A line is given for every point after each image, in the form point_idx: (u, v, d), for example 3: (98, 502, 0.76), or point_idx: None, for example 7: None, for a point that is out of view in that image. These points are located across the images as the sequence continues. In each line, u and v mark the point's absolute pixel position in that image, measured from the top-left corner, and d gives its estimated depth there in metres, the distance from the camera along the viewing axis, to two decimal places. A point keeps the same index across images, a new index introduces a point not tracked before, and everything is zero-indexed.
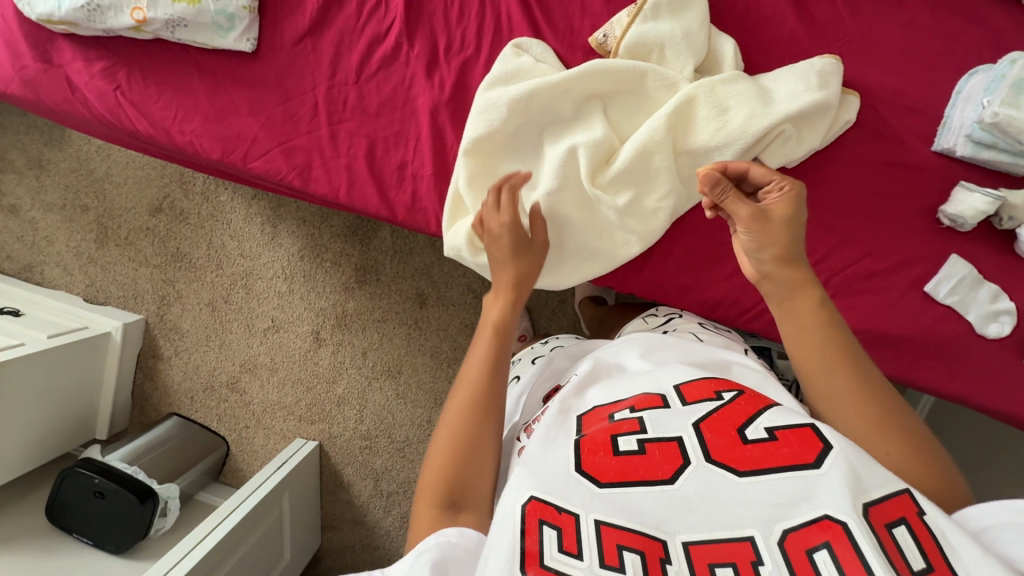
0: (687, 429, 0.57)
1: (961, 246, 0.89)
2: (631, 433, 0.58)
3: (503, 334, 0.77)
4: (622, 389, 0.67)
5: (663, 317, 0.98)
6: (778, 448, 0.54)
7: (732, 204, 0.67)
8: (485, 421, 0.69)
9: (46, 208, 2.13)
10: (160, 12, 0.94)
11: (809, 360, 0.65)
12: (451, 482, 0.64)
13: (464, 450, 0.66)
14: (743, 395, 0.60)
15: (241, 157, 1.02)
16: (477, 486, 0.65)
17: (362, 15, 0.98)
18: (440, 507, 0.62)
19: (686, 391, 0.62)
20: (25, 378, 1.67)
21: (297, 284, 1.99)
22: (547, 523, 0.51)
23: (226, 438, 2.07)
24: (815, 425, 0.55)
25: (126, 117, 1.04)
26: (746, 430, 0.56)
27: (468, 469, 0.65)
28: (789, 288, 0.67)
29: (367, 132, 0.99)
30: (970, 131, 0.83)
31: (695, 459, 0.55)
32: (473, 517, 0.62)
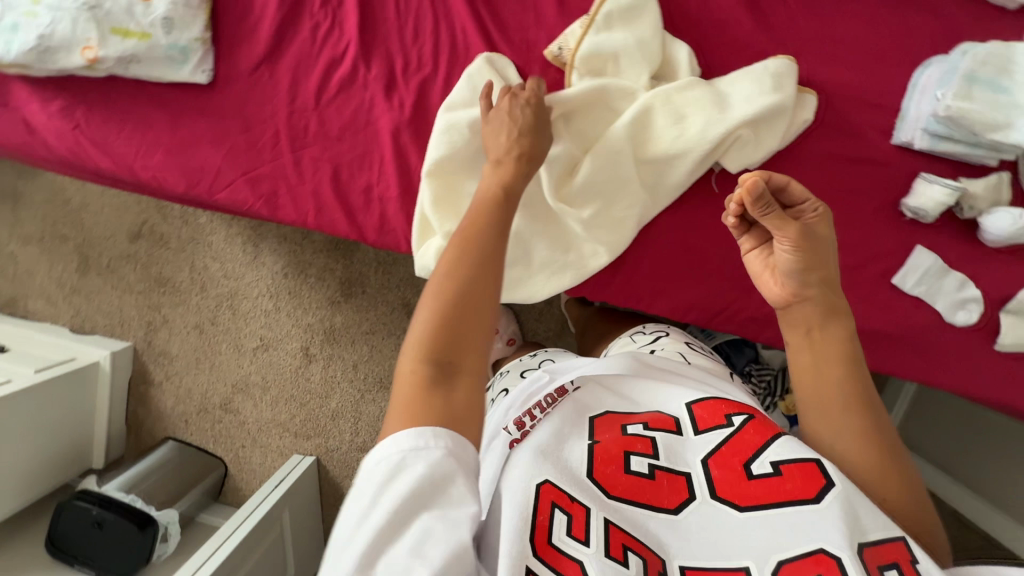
0: (695, 465, 0.57)
1: (926, 237, 0.90)
2: (644, 455, 0.58)
3: (504, 202, 0.71)
4: (635, 398, 0.66)
5: (650, 335, 0.99)
6: (782, 484, 0.54)
7: (772, 222, 0.61)
8: (489, 279, 0.61)
9: (25, 241, 2.12)
10: (112, 50, 0.93)
11: (823, 396, 0.62)
12: (448, 341, 0.56)
13: (461, 306, 0.58)
14: (752, 422, 0.59)
15: (207, 189, 1.01)
16: (472, 349, 0.56)
17: (317, 40, 0.97)
18: (432, 373, 0.54)
19: (698, 414, 0.62)
20: (14, 415, 1.67)
21: (282, 301, 1.99)
22: (559, 507, 0.53)
23: (224, 458, 2.06)
24: (821, 461, 0.55)
25: (88, 155, 1.03)
26: (751, 465, 0.56)
27: (467, 329, 0.57)
28: (823, 316, 0.64)
29: (330, 157, 0.98)
30: (927, 124, 0.84)
31: (701, 494, 0.55)
32: (469, 384, 0.54)
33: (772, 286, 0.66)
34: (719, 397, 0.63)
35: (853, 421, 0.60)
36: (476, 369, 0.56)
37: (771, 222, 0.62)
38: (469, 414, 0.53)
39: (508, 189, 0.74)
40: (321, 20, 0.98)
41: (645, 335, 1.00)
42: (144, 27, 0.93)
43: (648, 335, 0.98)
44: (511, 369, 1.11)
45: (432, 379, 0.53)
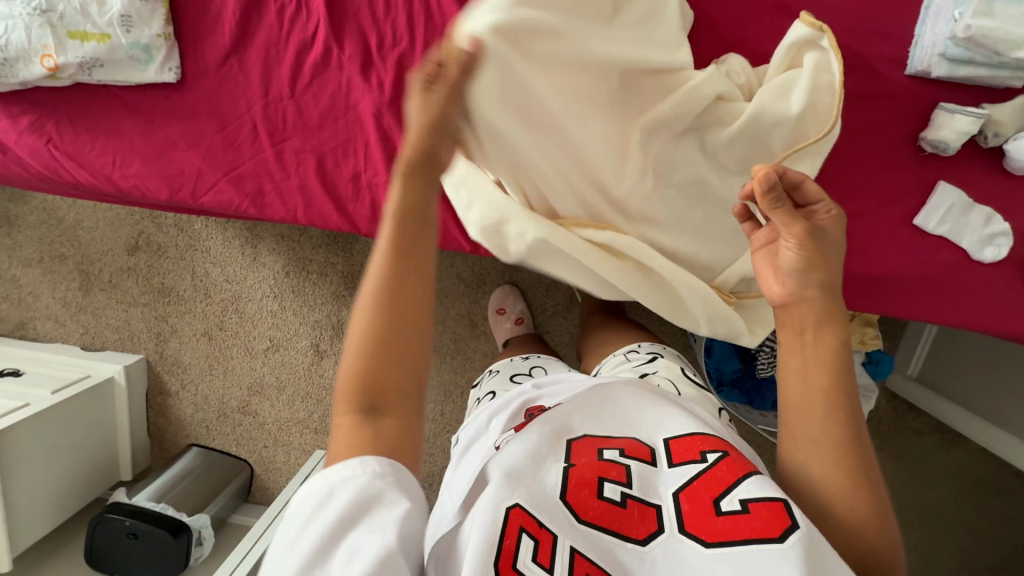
0: (666, 497, 0.57)
1: (947, 172, 0.85)
2: (617, 483, 0.59)
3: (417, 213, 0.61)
4: (614, 422, 0.66)
5: (645, 356, 1.07)
6: (748, 522, 0.53)
7: (783, 216, 0.62)
8: (403, 303, 0.59)
9: (25, 264, 2.11)
10: (71, 55, 0.88)
11: (807, 404, 0.61)
12: (370, 386, 0.57)
13: (376, 358, 0.57)
14: (727, 458, 0.59)
15: (190, 194, 0.98)
16: (393, 383, 0.58)
17: (284, 23, 0.91)
18: (360, 413, 0.56)
19: (674, 448, 0.62)
20: (34, 438, 1.68)
21: (287, 300, 1.97)
22: (526, 532, 0.54)
23: (248, 460, 2.08)
24: (788, 503, 0.54)
25: (65, 169, 0.99)
26: (721, 501, 0.55)
27: (385, 369, 0.57)
28: (821, 320, 0.63)
29: (313, 147, 0.95)
30: (944, 49, 0.78)
31: (669, 528, 0.55)
32: (396, 419, 0.57)
33: (771, 285, 0.65)
34: (700, 431, 0.62)
35: (828, 438, 0.59)
36: (405, 407, 0.58)
37: (779, 217, 0.62)
38: (404, 445, 0.57)
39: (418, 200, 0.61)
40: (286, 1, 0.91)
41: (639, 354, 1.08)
42: (102, 27, 0.87)
43: (643, 356, 1.06)
44: (500, 369, 1.13)
45: (358, 428, 0.56)
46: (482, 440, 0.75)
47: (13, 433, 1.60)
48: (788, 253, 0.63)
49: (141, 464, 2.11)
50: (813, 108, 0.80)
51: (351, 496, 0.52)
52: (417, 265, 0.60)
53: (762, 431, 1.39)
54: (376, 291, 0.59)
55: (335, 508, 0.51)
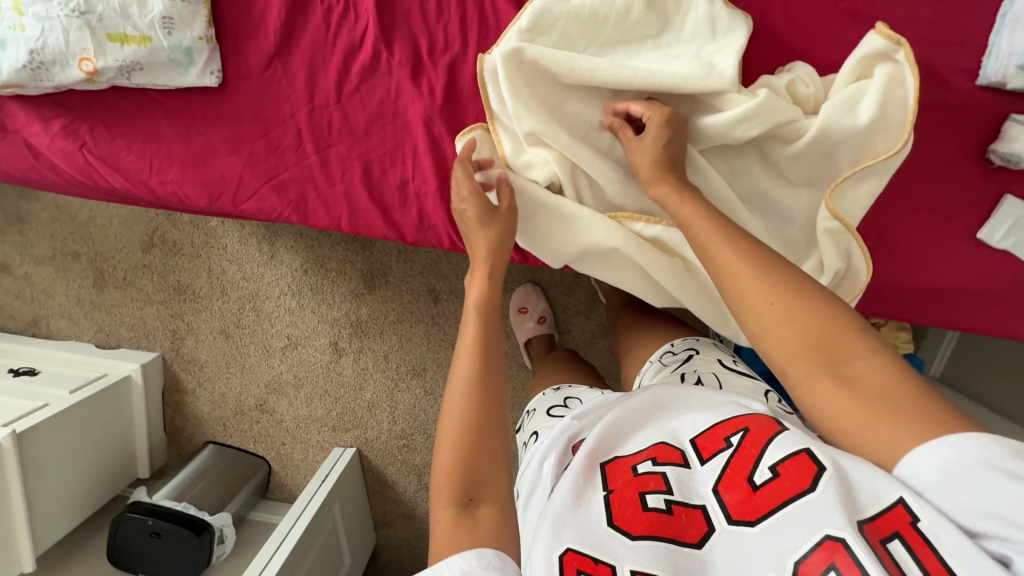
0: (708, 496, 0.55)
1: (1015, 185, 0.83)
2: (658, 491, 0.56)
3: (488, 311, 0.76)
4: (642, 434, 0.64)
5: (680, 355, 1.04)
6: (782, 486, 0.51)
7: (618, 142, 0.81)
8: (489, 387, 0.69)
9: (37, 261, 2.07)
10: (111, 59, 0.84)
11: (699, 246, 0.68)
12: (467, 474, 0.62)
13: (470, 452, 0.63)
14: (749, 435, 0.56)
15: (231, 200, 0.96)
16: (487, 474, 0.62)
17: (331, 26, 0.87)
18: (457, 507, 0.60)
19: (701, 444, 0.59)
20: (53, 439, 1.66)
21: (306, 298, 1.94)
22: (585, 573, 0.51)
23: (266, 458, 2.07)
24: (812, 448, 0.52)
25: (101, 175, 0.96)
26: (753, 476, 0.53)
27: (479, 455, 0.64)
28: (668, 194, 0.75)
29: (359, 154, 0.92)
30: (1023, 60, 0.75)
31: (719, 525, 0.53)
32: (492, 505, 0.60)
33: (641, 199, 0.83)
34: (718, 420, 0.61)
35: (733, 264, 0.64)
36: (498, 492, 0.62)
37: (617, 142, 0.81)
38: (502, 528, 0.59)
39: (486, 299, 0.77)
40: (333, 3, 0.87)
41: (674, 355, 1.05)
42: (142, 30, 0.83)
43: (677, 356, 1.04)
44: (537, 407, 1.12)
45: (456, 517, 0.59)
46: (539, 488, 0.71)
47: (32, 436, 1.58)
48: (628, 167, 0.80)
49: (159, 462, 2.11)
50: (882, 121, 0.77)
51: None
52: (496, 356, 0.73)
53: None
54: (467, 378, 0.69)
55: None
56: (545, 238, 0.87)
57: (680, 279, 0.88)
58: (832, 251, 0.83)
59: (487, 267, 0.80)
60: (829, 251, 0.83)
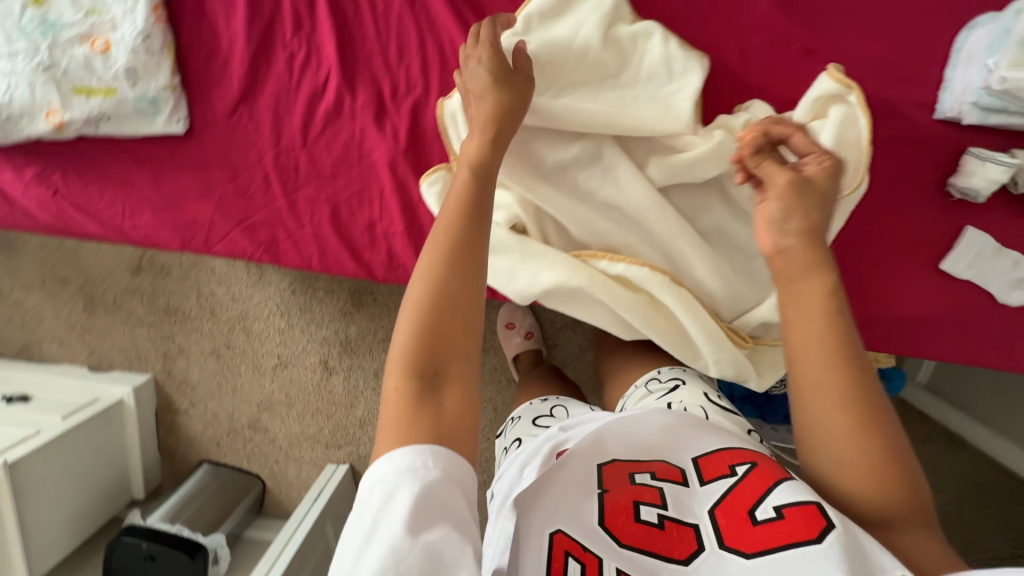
0: (702, 516, 0.57)
1: (976, 217, 0.83)
2: (653, 504, 0.59)
3: (481, 178, 0.68)
4: (642, 445, 0.65)
5: (665, 385, 0.88)
6: (784, 526, 0.53)
7: (769, 168, 0.69)
8: (468, 255, 0.63)
9: (28, 287, 2.08)
10: (77, 112, 0.85)
11: (805, 349, 0.62)
12: (433, 348, 0.58)
13: (441, 321, 0.59)
14: (756, 470, 0.60)
15: (203, 243, 0.96)
16: (455, 353, 0.59)
17: (294, 71, 0.88)
18: (421, 381, 0.57)
19: (704, 466, 0.62)
20: (45, 466, 1.67)
21: (295, 318, 1.94)
22: (572, 556, 0.55)
23: (260, 475, 2.05)
24: (822, 504, 0.55)
25: (74, 221, 0.97)
26: (755, 510, 0.56)
27: (449, 327, 0.59)
28: (801, 270, 0.64)
29: (327, 197, 0.93)
30: (976, 97, 0.76)
31: (710, 545, 0.55)
32: (457, 389, 0.57)
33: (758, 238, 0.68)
34: (726, 448, 0.64)
35: (839, 389, 0.60)
36: (464, 373, 0.58)
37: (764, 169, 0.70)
38: (461, 424, 0.56)
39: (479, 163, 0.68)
40: (295, 49, 0.88)
41: (659, 384, 0.88)
42: (107, 81, 0.84)
43: (664, 385, 0.87)
44: (522, 416, 1.11)
45: (418, 393, 0.56)
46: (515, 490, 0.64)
47: (21, 465, 1.59)
48: (770, 204, 0.67)
49: (153, 482, 2.10)
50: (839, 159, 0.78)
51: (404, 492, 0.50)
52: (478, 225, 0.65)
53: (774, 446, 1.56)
54: (442, 239, 0.63)
55: (403, 506, 0.50)
56: (513, 277, 0.87)
57: (647, 314, 0.87)
58: None
59: (484, 124, 0.70)
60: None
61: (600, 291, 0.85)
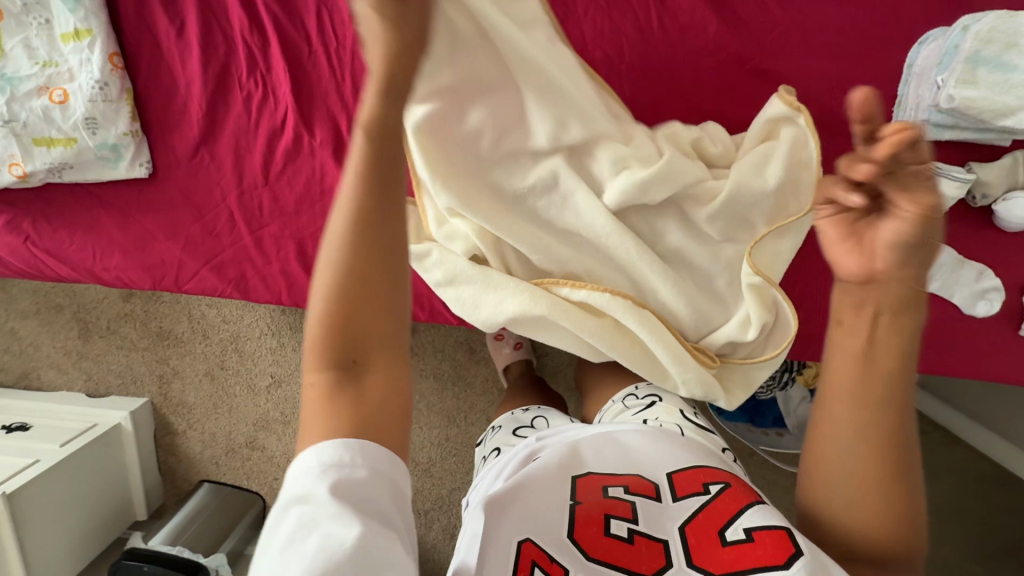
0: (672, 532, 0.57)
1: None
2: (624, 518, 0.58)
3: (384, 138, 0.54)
4: (622, 460, 0.65)
5: (642, 401, 0.86)
6: (753, 550, 0.53)
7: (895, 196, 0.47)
8: (381, 222, 0.53)
9: (21, 316, 2.00)
10: (39, 162, 0.87)
11: (852, 374, 0.52)
12: (347, 335, 0.52)
13: (350, 309, 0.52)
14: (730, 489, 0.59)
15: (173, 282, 0.97)
16: (371, 335, 0.53)
17: (252, 111, 0.89)
18: (338, 370, 0.52)
19: (678, 482, 0.61)
20: (41, 497, 1.58)
21: (284, 338, 1.86)
22: (539, 566, 0.54)
23: (259, 491, 1.91)
24: (791, 529, 0.53)
25: (46, 266, 0.98)
26: (725, 531, 0.55)
27: (364, 311, 0.53)
28: (898, 302, 0.49)
29: (292, 233, 0.93)
30: (927, 114, 0.76)
31: (678, 562, 0.55)
32: (378, 372, 0.53)
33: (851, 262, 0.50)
34: (697, 464, 0.63)
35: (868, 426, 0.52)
36: (389, 359, 0.54)
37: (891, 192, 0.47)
38: (389, 415, 0.52)
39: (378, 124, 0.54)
40: (252, 89, 0.88)
41: (637, 399, 0.86)
42: (66, 132, 0.85)
43: (641, 401, 0.85)
44: (502, 425, 1.00)
45: (337, 385, 0.51)
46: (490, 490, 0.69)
47: (19, 496, 1.51)
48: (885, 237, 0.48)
49: (155, 502, 1.98)
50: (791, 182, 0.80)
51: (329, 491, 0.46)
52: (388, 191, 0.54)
53: (762, 450, 1.58)
54: (346, 210, 0.53)
55: (324, 505, 0.45)
56: (477, 306, 0.87)
57: (613, 339, 0.86)
58: (757, 304, 0.83)
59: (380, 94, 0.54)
60: (750, 305, 0.83)
61: (564, 318, 0.84)
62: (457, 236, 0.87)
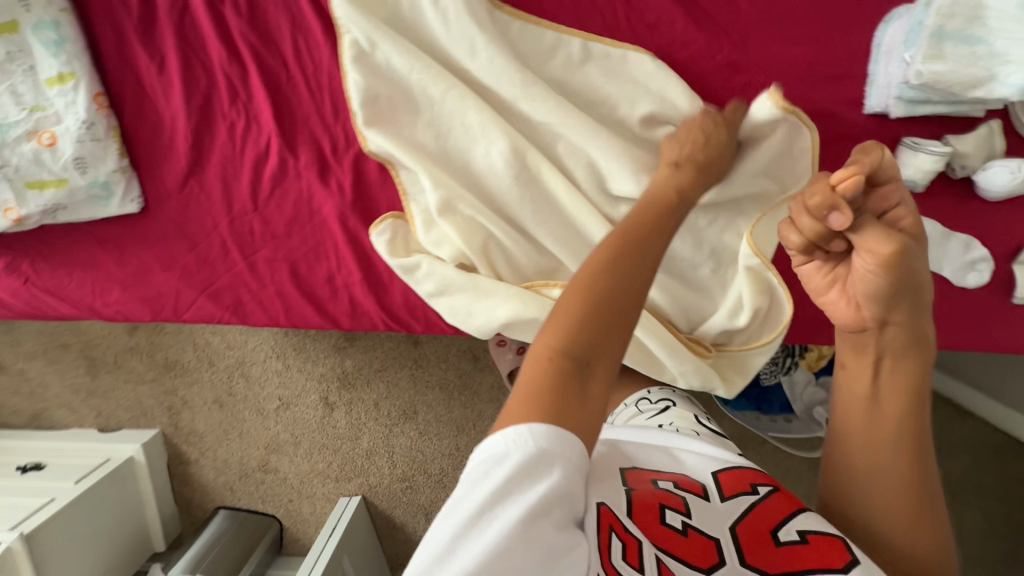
0: (723, 531, 0.57)
1: (921, 203, 0.83)
2: (678, 510, 0.58)
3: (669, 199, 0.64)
4: (662, 455, 0.67)
5: (656, 406, 0.88)
6: (811, 552, 0.54)
7: (859, 236, 0.55)
8: (647, 264, 0.55)
9: (29, 356, 2.02)
10: (33, 205, 0.89)
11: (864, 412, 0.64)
12: (587, 333, 0.49)
13: (598, 311, 0.50)
14: (779, 493, 0.61)
15: (172, 312, 0.99)
16: (607, 341, 0.49)
17: (237, 139, 0.91)
18: (571, 363, 0.47)
19: (724, 481, 0.62)
20: (60, 535, 1.58)
21: (290, 359, 1.88)
22: (616, 533, 0.53)
23: (276, 515, 1.94)
24: (847, 540, 0.56)
25: (47, 305, 1.00)
26: (779, 531, 0.57)
27: (612, 324, 0.50)
28: (901, 348, 0.61)
29: (284, 255, 0.95)
30: (899, 91, 0.77)
31: (731, 561, 0.55)
32: (603, 379, 0.48)
33: (839, 304, 0.62)
34: (743, 467, 0.64)
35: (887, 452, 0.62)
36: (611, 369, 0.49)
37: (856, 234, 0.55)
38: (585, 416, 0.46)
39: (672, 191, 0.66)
40: (235, 118, 0.90)
41: (650, 404, 0.88)
42: (57, 173, 0.87)
43: (654, 406, 0.86)
44: None
45: (567, 378, 0.47)
46: None
47: (39, 536, 1.51)
48: (863, 271, 0.56)
49: (172, 532, 1.99)
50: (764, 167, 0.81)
51: (491, 490, 0.42)
52: (662, 240, 0.59)
53: (772, 437, 1.58)
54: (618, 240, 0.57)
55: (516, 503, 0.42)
56: (471, 313, 0.88)
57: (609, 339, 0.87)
58: (755, 292, 0.84)
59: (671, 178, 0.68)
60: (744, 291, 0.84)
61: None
62: (444, 240, 0.88)
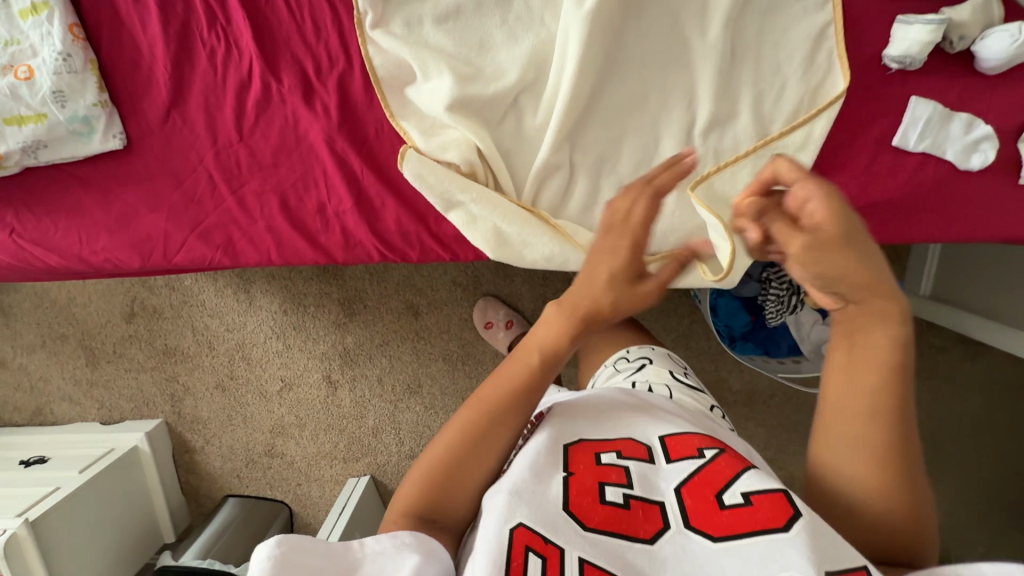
0: (668, 493, 0.54)
1: (920, 83, 0.81)
2: (619, 484, 0.55)
3: (548, 365, 0.62)
4: (606, 421, 0.62)
5: (633, 363, 0.88)
6: (755, 516, 0.50)
7: (779, 236, 0.51)
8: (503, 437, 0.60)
9: (28, 350, 1.96)
10: (13, 142, 0.87)
11: (855, 381, 0.54)
12: (433, 495, 0.57)
13: (447, 478, 0.58)
14: (725, 454, 0.56)
15: (162, 256, 0.97)
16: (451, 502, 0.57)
17: (217, 66, 0.89)
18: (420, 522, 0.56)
19: (671, 445, 0.58)
20: (68, 521, 1.52)
21: (291, 338, 1.84)
22: (533, 551, 0.49)
23: (284, 500, 1.89)
24: (790, 491, 0.51)
25: (35, 257, 0.98)
26: (723, 495, 0.52)
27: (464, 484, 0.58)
28: (875, 322, 0.52)
29: (273, 186, 0.92)
30: None
31: (675, 524, 0.52)
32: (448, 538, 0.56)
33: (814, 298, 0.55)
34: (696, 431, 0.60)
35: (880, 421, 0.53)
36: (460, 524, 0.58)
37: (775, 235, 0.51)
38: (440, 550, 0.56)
39: (548, 351, 0.62)
40: (214, 44, 0.88)
41: (628, 363, 0.89)
42: (36, 108, 0.86)
43: (631, 364, 0.87)
44: None
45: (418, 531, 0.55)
46: None
47: (47, 520, 1.45)
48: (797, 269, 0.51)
49: (182, 524, 1.92)
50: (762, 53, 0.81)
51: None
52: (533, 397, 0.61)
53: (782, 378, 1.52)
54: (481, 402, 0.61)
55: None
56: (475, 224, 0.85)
57: None
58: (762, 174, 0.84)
59: (569, 308, 0.62)
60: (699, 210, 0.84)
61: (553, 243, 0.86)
62: (447, 146, 0.85)
